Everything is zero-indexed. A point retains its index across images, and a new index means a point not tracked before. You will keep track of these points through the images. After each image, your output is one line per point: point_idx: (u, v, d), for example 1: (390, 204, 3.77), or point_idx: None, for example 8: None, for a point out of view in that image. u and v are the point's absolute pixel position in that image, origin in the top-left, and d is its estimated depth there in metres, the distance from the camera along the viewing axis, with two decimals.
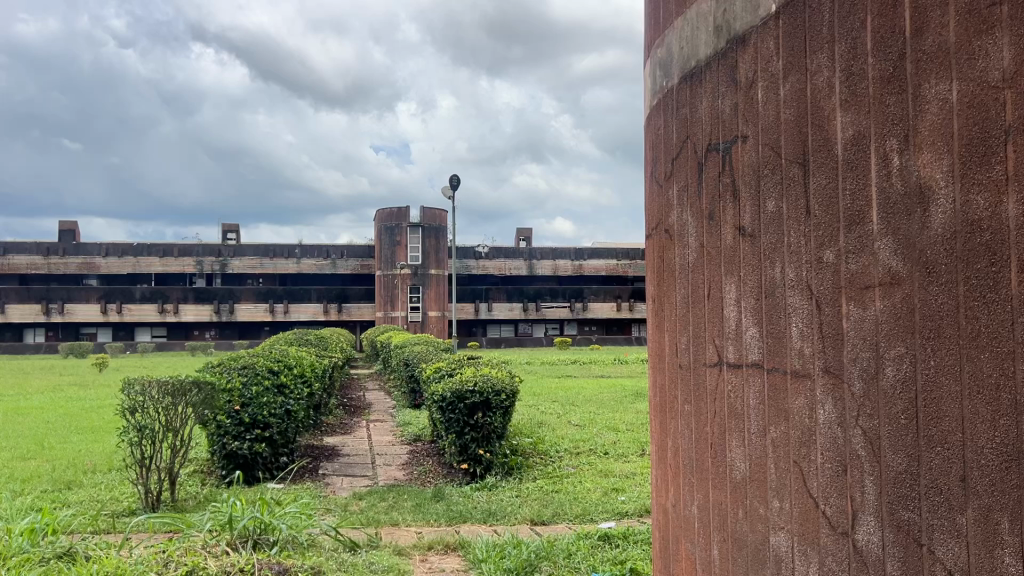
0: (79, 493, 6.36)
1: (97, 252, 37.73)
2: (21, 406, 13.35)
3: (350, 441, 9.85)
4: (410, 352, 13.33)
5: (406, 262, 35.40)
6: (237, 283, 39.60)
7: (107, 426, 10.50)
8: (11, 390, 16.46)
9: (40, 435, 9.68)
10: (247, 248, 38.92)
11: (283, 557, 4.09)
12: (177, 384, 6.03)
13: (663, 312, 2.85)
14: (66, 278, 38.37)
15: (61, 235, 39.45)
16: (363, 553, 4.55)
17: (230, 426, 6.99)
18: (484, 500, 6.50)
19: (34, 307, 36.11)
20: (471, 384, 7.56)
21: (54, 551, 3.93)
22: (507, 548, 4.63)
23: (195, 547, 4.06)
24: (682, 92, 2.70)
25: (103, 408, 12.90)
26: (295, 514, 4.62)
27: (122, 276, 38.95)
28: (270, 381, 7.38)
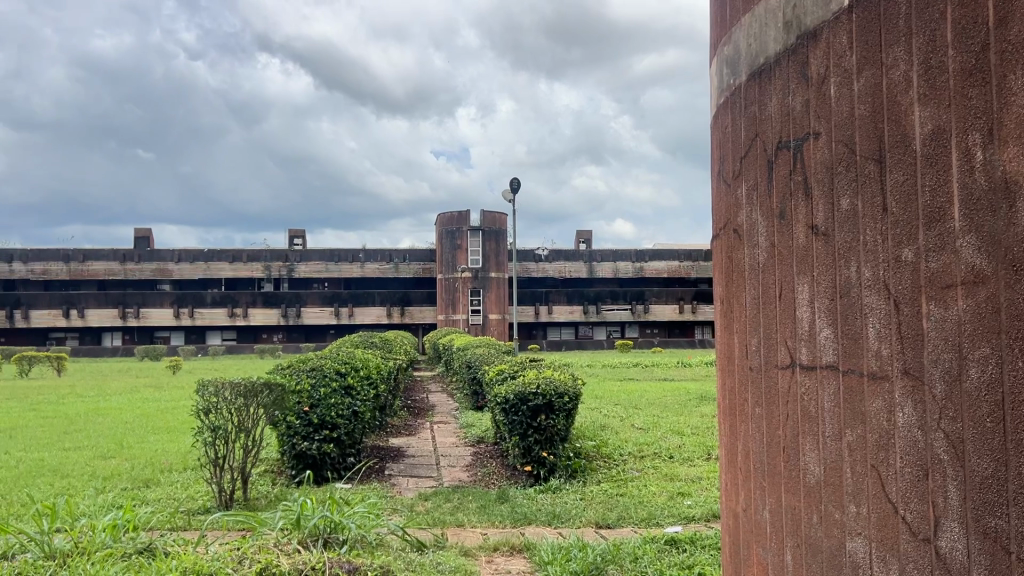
0: (157, 491, 6.58)
1: (170, 258, 38.98)
2: (100, 407, 13.87)
3: (414, 442, 9.97)
4: (472, 355, 13.44)
5: (467, 265, 35.67)
6: (303, 287, 40.48)
7: (182, 427, 10.85)
8: (90, 392, 17.18)
9: (119, 435, 10.05)
10: (312, 253, 39.73)
11: (352, 555, 4.16)
12: (249, 386, 6.18)
13: (732, 314, 2.81)
14: (141, 283, 39.77)
15: (137, 242, 40.88)
16: (430, 553, 4.61)
17: (300, 427, 7.14)
18: (549, 502, 6.51)
19: (111, 312, 37.48)
20: (534, 386, 7.56)
21: (135, 547, 4.06)
22: (572, 551, 4.62)
23: (268, 545, 4.17)
24: (750, 89, 2.66)
25: (177, 409, 13.35)
26: (363, 514, 4.70)
27: (194, 281, 40.15)
28: (337, 383, 7.52)
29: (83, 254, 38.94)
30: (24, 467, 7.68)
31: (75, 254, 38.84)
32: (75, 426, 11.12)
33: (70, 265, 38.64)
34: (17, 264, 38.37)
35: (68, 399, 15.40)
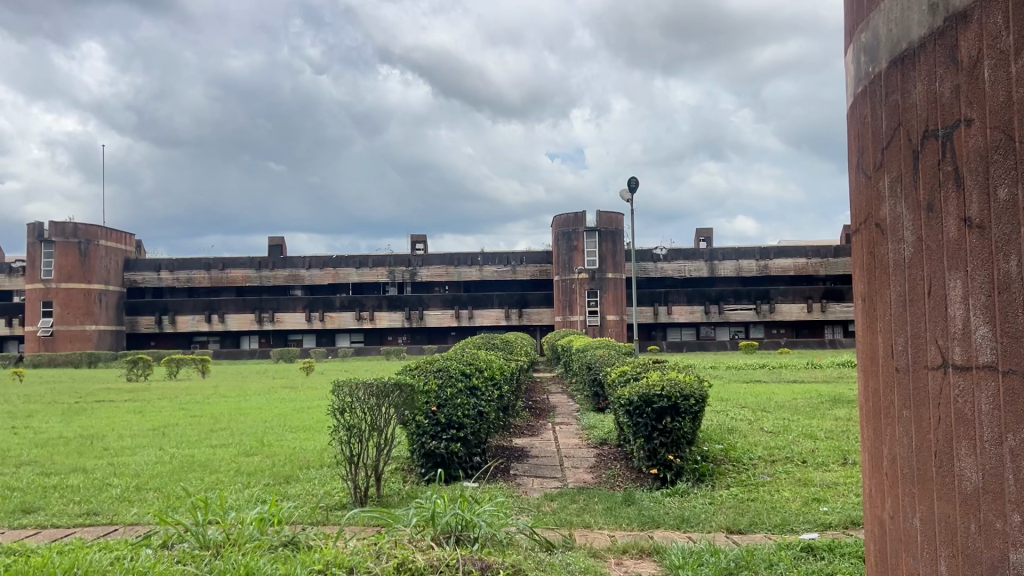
0: (296, 486, 6.89)
1: (302, 265, 40.86)
2: (244, 407, 14.68)
3: (537, 443, 10.02)
4: (592, 356, 13.41)
5: (584, 266, 35.60)
6: (426, 291, 41.48)
7: (318, 425, 11.32)
8: (234, 392, 18.28)
9: (261, 433, 10.61)
10: (433, 257, 40.64)
11: (485, 553, 4.24)
12: (381, 386, 6.38)
13: (876, 312, 2.68)
14: (276, 289, 41.81)
15: (272, 250, 43.04)
16: (559, 554, 4.62)
17: (428, 426, 7.29)
18: (677, 505, 6.41)
19: (249, 316, 39.65)
20: (658, 388, 7.42)
21: (280, 540, 4.28)
22: (704, 556, 4.53)
23: (403, 540, 4.31)
24: (891, 77, 2.54)
25: (313, 408, 13.90)
26: (493, 513, 4.76)
27: (324, 287, 41.88)
28: (463, 383, 7.69)
29: (222, 263, 41.35)
30: (177, 462, 8.24)
31: (215, 263, 41.29)
32: (222, 424, 11.82)
33: (212, 273, 41.12)
34: (165, 273, 41.06)
35: (213, 399, 16.37)
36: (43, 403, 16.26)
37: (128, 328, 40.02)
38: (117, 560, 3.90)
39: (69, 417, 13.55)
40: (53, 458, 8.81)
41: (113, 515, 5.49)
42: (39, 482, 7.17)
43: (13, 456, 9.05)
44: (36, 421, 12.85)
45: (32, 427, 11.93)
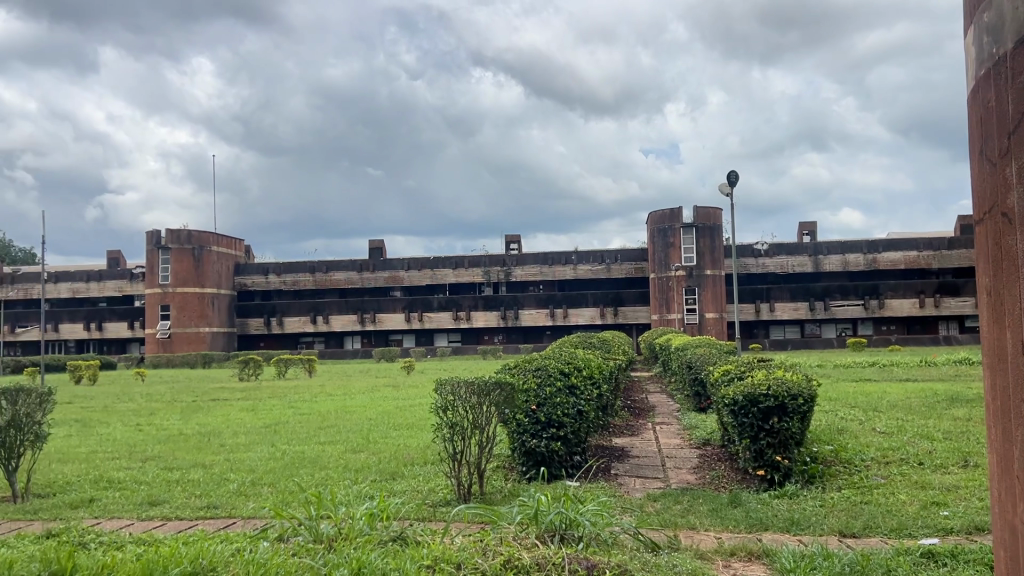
0: (402, 483, 7.06)
1: (401, 267, 41.74)
2: (348, 405, 15.11)
3: (638, 443, 9.93)
4: (693, 354, 13.18)
5: (681, 263, 35.05)
6: (521, 290, 41.67)
7: (420, 423, 11.54)
8: (339, 391, 18.84)
9: (366, 430, 10.90)
10: (529, 256, 40.76)
11: (590, 553, 4.23)
12: (482, 385, 6.42)
13: (1004, 307, 2.54)
14: (376, 290, 42.85)
15: (372, 252, 44.12)
16: (665, 555, 4.57)
17: (529, 425, 7.33)
18: (786, 508, 6.23)
19: (351, 317, 40.83)
20: (764, 388, 7.23)
21: (388, 536, 4.38)
22: (816, 560, 4.39)
23: (508, 538, 4.35)
24: (1019, 58, 2.40)
25: (414, 407, 14.18)
26: (597, 513, 4.74)
27: (422, 287, 42.66)
28: (562, 382, 7.69)
29: (326, 266, 42.67)
30: (288, 458, 8.55)
31: (320, 266, 42.63)
32: (329, 422, 12.20)
33: (316, 276, 42.48)
34: (272, 276, 42.63)
35: (318, 398, 16.88)
36: (163, 402, 17.14)
37: (239, 330, 41.77)
38: (237, 552, 4.07)
39: (187, 414, 14.27)
40: (175, 453, 9.28)
41: (231, 509, 5.75)
42: (164, 477, 7.58)
43: (139, 450, 9.58)
44: (157, 419, 13.57)
45: (154, 425, 12.61)
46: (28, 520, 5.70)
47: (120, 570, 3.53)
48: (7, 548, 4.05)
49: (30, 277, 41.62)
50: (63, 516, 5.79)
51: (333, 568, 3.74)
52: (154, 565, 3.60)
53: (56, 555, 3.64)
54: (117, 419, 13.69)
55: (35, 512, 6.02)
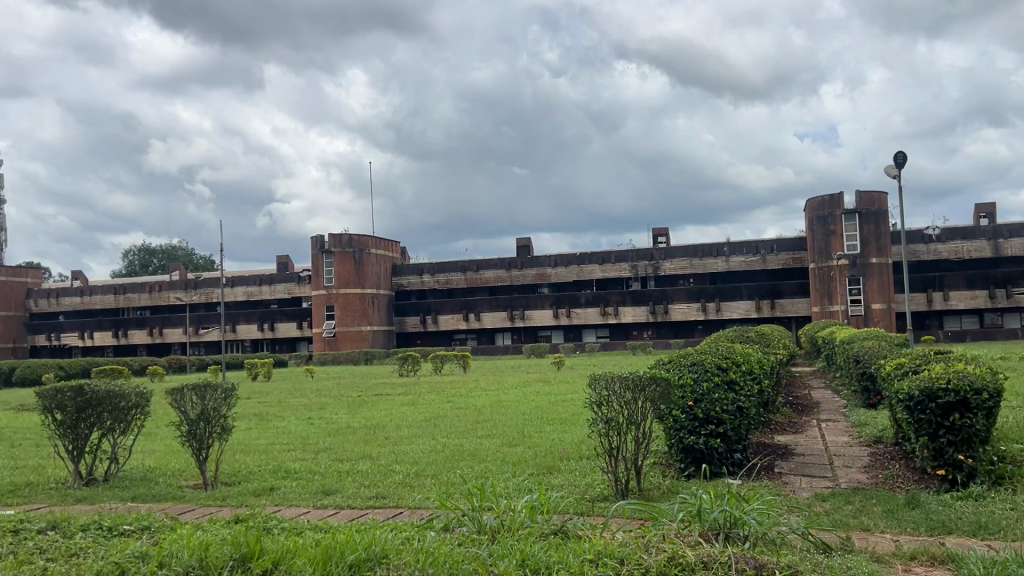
0: (559, 477, 7.09)
1: (548, 264, 41.97)
2: (502, 399, 15.38)
3: (802, 441, 9.50)
4: (859, 348, 12.47)
5: (843, 252, 33.39)
6: (671, 284, 40.89)
7: (574, 418, 11.59)
8: (492, 386, 19.20)
9: (523, 425, 11.05)
10: (677, 249, 39.77)
11: (758, 553, 4.10)
12: (637, 380, 6.32)
13: None
14: (525, 288, 43.34)
15: (520, 250, 44.63)
16: (838, 557, 4.35)
17: (685, 421, 7.21)
18: (971, 511, 5.78)
19: (501, 314, 41.60)
20: (943, 382, 6.72)
21: (550, 528, 4.40)
22: (1009, 567, 4.04)
23: (671, 534, 4.28)
24: None
25: (566, 401, 14.21)
26: (763, 511, 4.58)
27: (570, 283, 42.78)
28: (720, 378, 7.45)
29: (476, 265, 43.53)
30: (449, 451, 8.81)
31: (470, 265, 43.58)
32: (486, 416, 12.50)
33: (467, 274, 43.46)
34: (426, 276, 44.04)
35: (474, 393, 17.29)
36: (331, 397, 18.15)
37: (397, 327, 43.56)
38: (408, 540, 4.23)
39: (353, 408, 15.02)
40: (345, 446, 9.77)
41: (398, 500, 5.98)
42: (335, 467, 8.00)
43: (312, 443, 10.18)
44: (327, 412, 14.37)
45: (325, 418, 13.34)
46: (218, 505, 6.18)
47: (302, 560, 3.74)
48: (202, 531, 4.39)
49: (210, 282, 44.91)
50: (248, 503, 6.24)
51: (497, 560, 3.81)
52: (332, 552, 3.80)
53: (246, 539, 3.94)
54: (290, 413, 14.62)
55: (224, 499, 6.51)
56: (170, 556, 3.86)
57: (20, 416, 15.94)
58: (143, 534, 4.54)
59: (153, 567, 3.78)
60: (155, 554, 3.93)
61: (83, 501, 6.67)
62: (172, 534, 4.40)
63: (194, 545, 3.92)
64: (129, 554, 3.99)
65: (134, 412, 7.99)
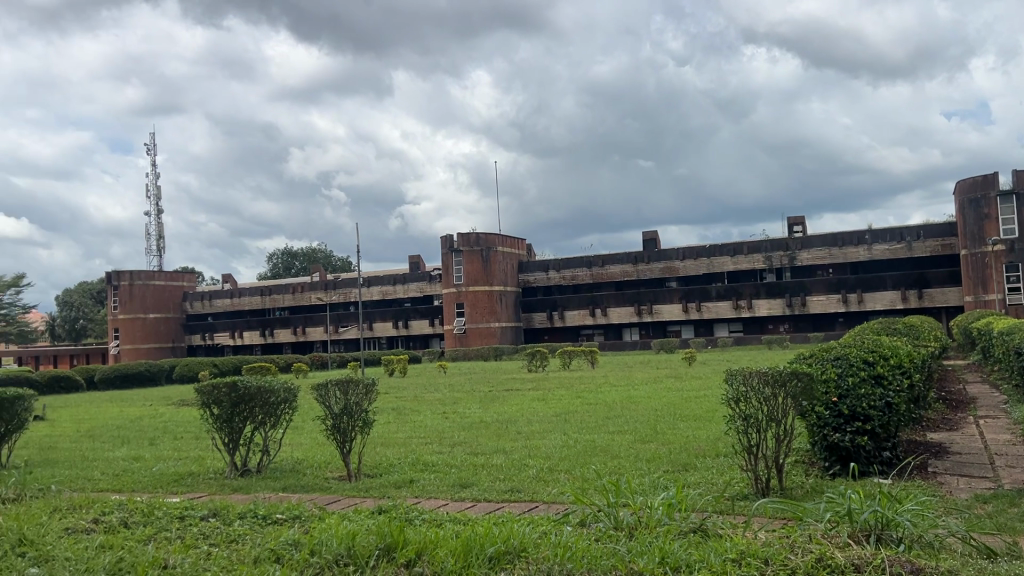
0: (695, 474, 6.94)
1: (677, 257, 41.19)
2: (633, 395, 15.30)
3: (958, 439, 8.89)
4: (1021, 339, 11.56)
5: (999, 237, 31.08)
6: (808, 275, 39.28)
7: (708, 415, 11.33)
8: (624, 381, 19.04)
9: (655, 421, 10.88)
10: (814, 239, 38.07)
11: (914, 556, 3.86)
12: (777, 375, 6.08)
13: None
14: (653, 282, 42.74)
15: (647, 244, 44.04)
16: (1005, 564, 4.01)
17: (830, 418, 6.94)
18: None
19: (628, 309, 41.36)
20: None
21: (689, 526, 4.31)
22: None
23: (818, 535, 4.11)
24: None
25: (700, 398, 13.94)
26: (917, 512, 4.31)
27: (700, 277, 41.85)
28: (867, 373, 7.07)
29: (602, 260, 43.27)
30: (583, 446, 8.82)
31: (596, 260, 43.33)
32: (617, 411, 12.40)
33: (594, 270, 43.27)
34: (553, 272, 44.16)
35: (605, 388, 17.22)
36: (463, 392, 18.52)
37: (525, 324, 43.99)
38: (545, 534, 4.25)
39: (486, 403, 15.28)
40: (480, 440, 9.94)
41: (533, 494, 6.02)
42: (471, 461, 8.15)
43: (449, 436, 10.44)
44: (460, 407, 14.69)
45: (458, 412, 13.67)
46: (362, 496, 6.42)
47: (445, 549, 3.85)
48: (348, 522, 4.57)
49: (347, 282, 46.70)
50: (389, 494, 6.44)
51: (636, 556, 3.77)
52: (472, 544, 3.88)
53: (391, 529, 4.08)
54: (425, 407, 15.04)
55: (368, 490, 6.76)
56: (320, 543, 4.04)
57: (181, 411, 17.11)
58: (295, 522, 4.78)
59: (305, 554, 3.96)
60: (307, 542, 4.12)
61: (239, 490, 7.10)
62: (320, 523, 4.60)
63: (342, 534, 4.08)
64: (283, 542, 4.20)
65: (283, 406, 8.41)
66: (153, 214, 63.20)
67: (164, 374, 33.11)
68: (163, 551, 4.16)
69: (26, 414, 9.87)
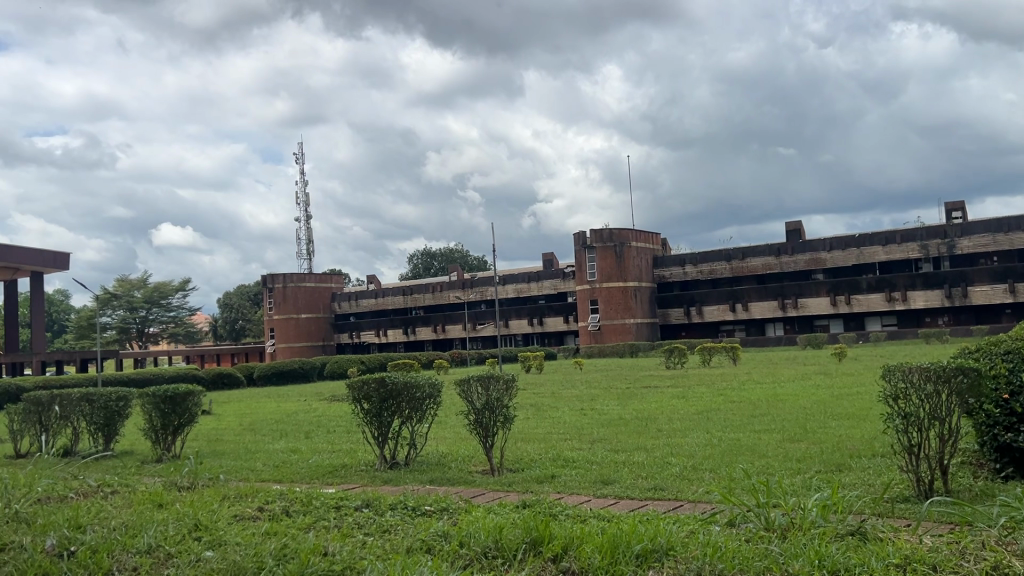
0: (851, 476, 6.62)
1: (823, 248, 39.38)
2: (780, 392, 14.68)
3: None
4: None
5: None
6: (969, 264, 36.66)
7: (862, 413, 10.74)
8: (768, 377, 18.85)
9: (803, 419, 10.47)
10: (976, 225, 35.41)
11: None
12: (939, 370, 5.67)
13: None
14: (798, 275, 41.08)
15: (790, 235, 42.38)
16: None
17: (1000, 416, 6.47)
18: None
19: (771, 303, 40.06)
20: None
21: (846, 529, 4.11)
22: None
23: (990, 541, 3.81)
24: None
25: (850, 395, 13.30)
26: None
27: (848, 268, 39.89)
28: None
29: (743, 252, 42.00)
30: (727, 445, 8.59)
31: (736, 253, 42.10)
32: (762, 409, 11.98)
33: (734, 263, 42.09)
34: (689, 267, 43.27)
35: (748, 386, 16.69)
36: (601, 389, 18.54)
37: (661, 320, 43.41)
38: (692, 533, 4.16)
39: (623, 400, 15.09)
40: (619, 437, 9.85)
41: (677, 492, 5.91)
42: (612, 458, 8.10)
43: (588, 432, 10.41)
44: (599, 404, 14.68)
45: (598, 409, 13.59)
46: (505, 490, 6.52)
47: (593, 545, 3.85)
48: (494, 514, 4.65)
49: (484, 281, 47.58)
50: (532, 489, 6.51)
51: (790, 557, 3.64)
52: (618, 541, 3.85)
53: (535, 523, 4.11)
54: (564, 404, 15.06)
55: (510, 484, 6.86)
56: (469, 535, 4.13)
57: (332, 405, 17.98)
58: (442, 514, 4.90)
59: (455, 545, 4.05)
60: (455, 533, 4.21)
61: (390, 482, 7.39)
62: (467, 515, 4.70)
63: (489, 527, 4.14)
64: (433, 533, 4.32)
65: (428, 402, 8.62)
66: (302, 220, 66.56)
67: (315, 371, 34.87)
68: (324, 539, 4.37)
69: (197, 409, 10.61)
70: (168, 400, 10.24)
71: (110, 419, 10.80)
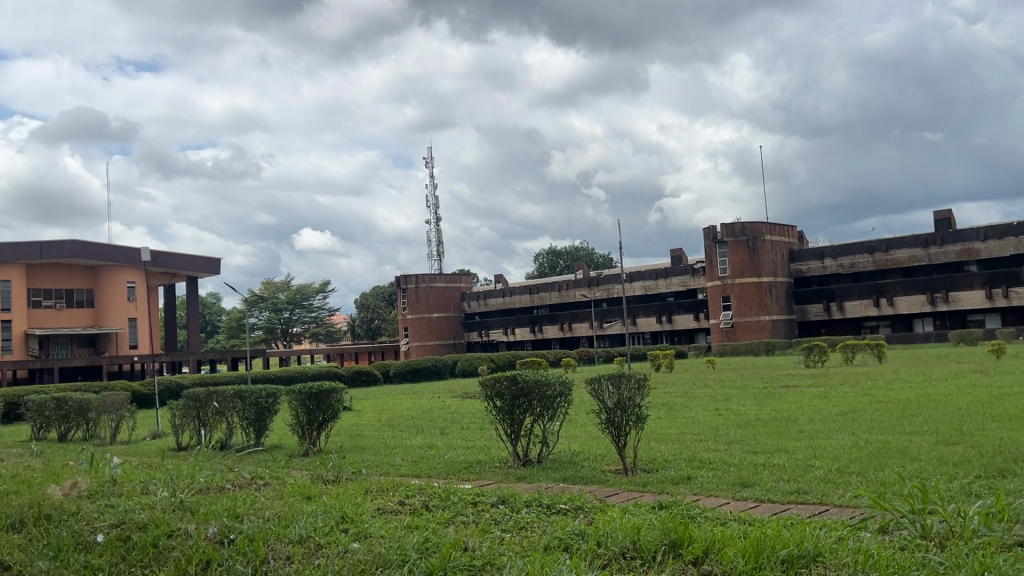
0: (1015, 481, 6.14)
1: (976, 238, 36.74)
2: (930, 393, 13.78)
3: None
4: None
5: None
6: None
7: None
8: (916, 377, 17.61)
9: (959, 422, 9.79)
10: None
11: None
12: None
13: None
14: (948, 266, 38.56)
15: (939, 225, 39.83)
16: None
17: None
18: None
19: (919, 297, 37.88)
20: None
21: (1014, 540, 3.82)
22: None
23: None
24: None
25: (1013, 396, 12.31)
26: None
27: (1005, 259, 37.04)
28: None
29: (886, 244, 39.80)
30: (874, 448, 8.14)
31: (880, 245, 39.92)
32: (911, 410, 11.34)
33: (877, 256, 39.95)
34: (828, 260, 41.41)
35: (894, 386, 15.69)
36: (735, 388, 17.96)
37: (799, 316, 41.90)
38: (842, 539, 3.99)
39: (759, 401, 14.54)
40: (758, 438, 9.53)
41: (823, 496, 5.69)
42: (750, 459, 7.87)
43: (724, 433, 10.11)
44: (734, 403, 14.29)
45: (733, 409, 13.20)
46: (641, 491, 6.44)
47: (734, 550, 3.74)
48: (631, 515, 4.60)
49: (612, 278, 47.29)
50: (667, 490, 6.43)
51: (952, 568, 3.42)
52: (763, 545, 3.72)
53: (675, 525, 4.05)
54: (697, 403, 14.77)
55: (645, 484, 6.78)
56: (606, 535, 4.09)
57: (463, 403, 18.33)
58: (577, 513, 4.88)
59: (592, 545, 4.02)
60: (592, 533, 4.19)
61: (524, 479, 7.45)
62: (603, 515, 4.67)
63: (627, 527, 4.10)
64: (570, 531, 4.32)
65: (559, 401, 8.63)
66: (433, 222, 68.13)
67: (448, 369, 35.59)
68: (463, 533, 4.45)
69: (339, 405, 11.04)
70: (313, 397, 10.70)
71: (260, 414, 11.40)
